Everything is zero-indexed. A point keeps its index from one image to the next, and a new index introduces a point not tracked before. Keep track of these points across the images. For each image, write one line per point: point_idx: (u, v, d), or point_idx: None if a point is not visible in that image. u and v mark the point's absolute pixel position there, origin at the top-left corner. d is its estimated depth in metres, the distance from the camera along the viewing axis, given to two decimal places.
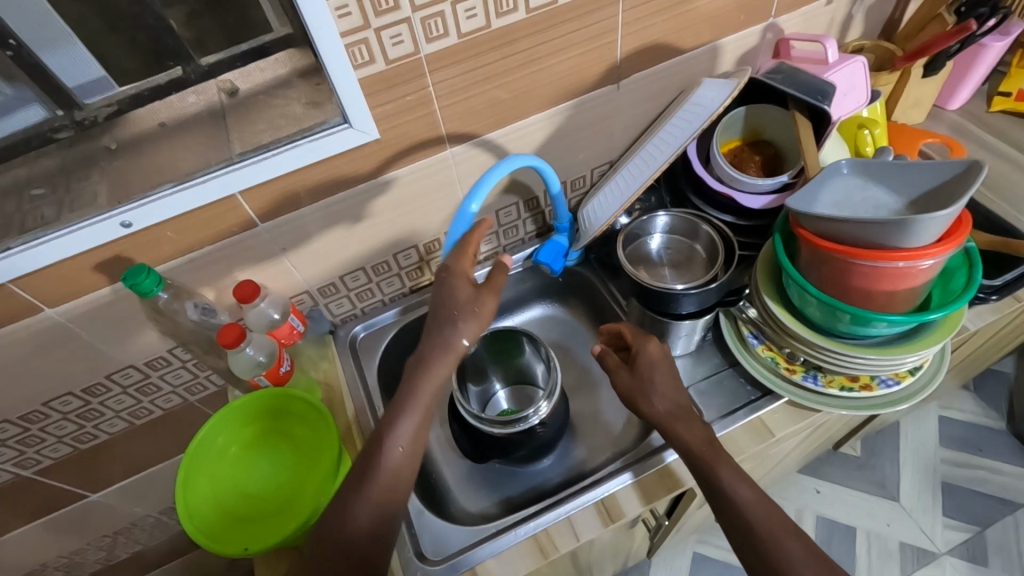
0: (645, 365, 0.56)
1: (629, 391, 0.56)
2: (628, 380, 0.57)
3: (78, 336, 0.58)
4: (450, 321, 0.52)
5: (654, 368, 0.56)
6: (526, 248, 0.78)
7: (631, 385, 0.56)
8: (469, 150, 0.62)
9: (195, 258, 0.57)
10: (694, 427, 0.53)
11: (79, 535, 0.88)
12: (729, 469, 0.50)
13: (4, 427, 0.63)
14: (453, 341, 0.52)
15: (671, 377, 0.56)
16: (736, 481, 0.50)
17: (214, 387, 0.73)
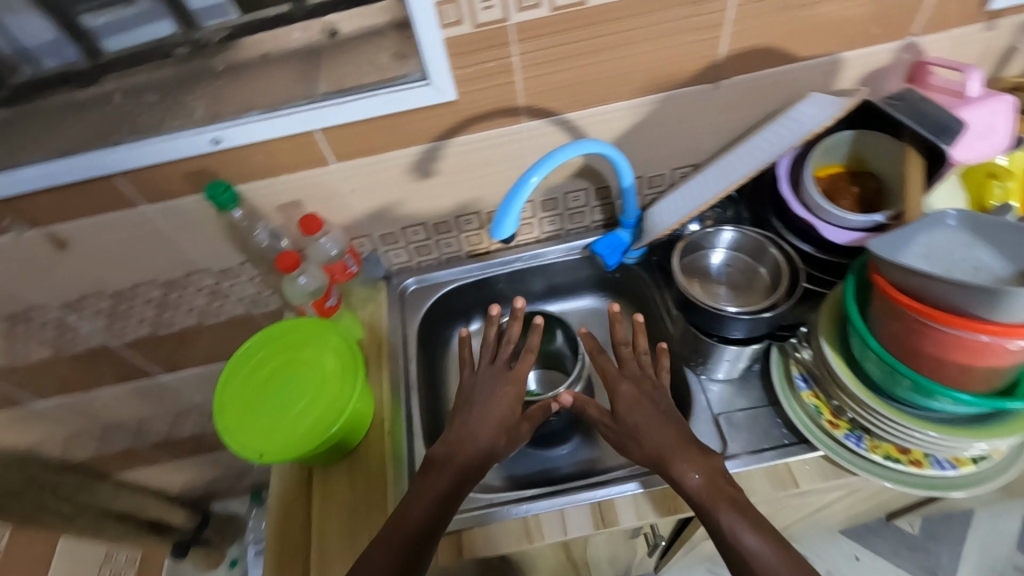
0: (625, 409, 0.57)
1: (619, 440, 0.56)
2: (613, 428, 0.57)
3: (165, 234, 0.64)
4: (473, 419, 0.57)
5: (635, 411, 0.56)
6: (589, 237, 0.76)
7: (619, 433, 0.56)
8: (544, 126, 0.61)
9: (273, 184, 0.61)
10: (691, 465, 0.51)
11: (149, 406, 0.99)
12: (731, 513, 0.48)
13: (99, 299, 0.72)
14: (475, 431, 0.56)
15: (652, 417, 0.55)
16: (741, 527, 0.47)
17: (274, 306, 0.79)
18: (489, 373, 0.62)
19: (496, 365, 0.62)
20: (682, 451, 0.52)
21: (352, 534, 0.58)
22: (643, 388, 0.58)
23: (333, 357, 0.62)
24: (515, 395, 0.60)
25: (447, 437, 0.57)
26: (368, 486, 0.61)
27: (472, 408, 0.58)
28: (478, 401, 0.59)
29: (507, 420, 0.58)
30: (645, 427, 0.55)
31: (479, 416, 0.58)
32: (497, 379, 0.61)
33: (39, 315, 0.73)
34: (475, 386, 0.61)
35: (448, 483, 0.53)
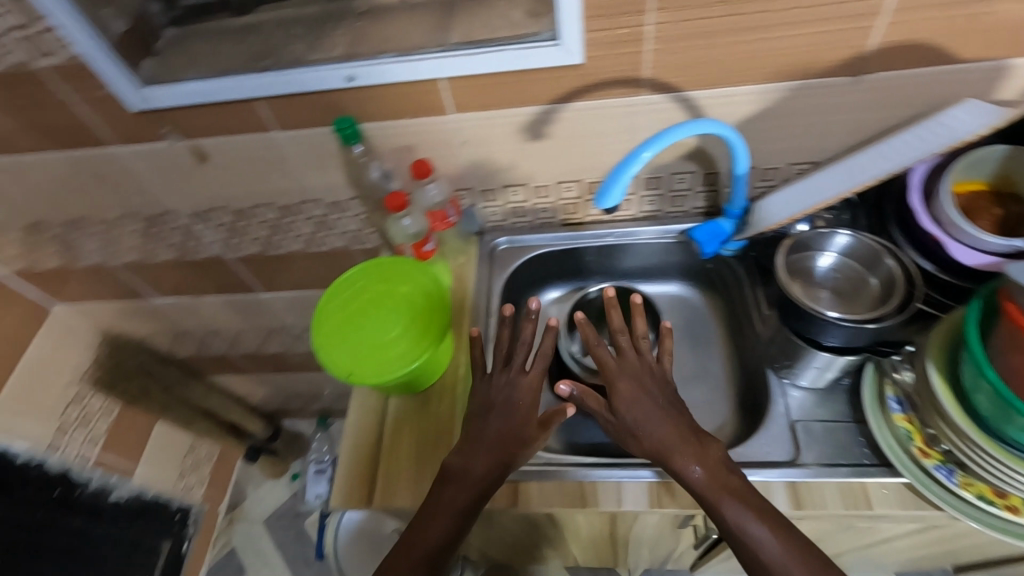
0: (624, 405, 0.56)
1: (620, 435, 0.56)
2: (614, 422, 0.57)
3: (289, 161, 0.69)
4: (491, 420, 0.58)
5: (634, 408, 0.56)
6: (686, 223, 0.75)
7: (619, 429, 0.56)
8: (664, 102, 0.60)
9: (392, 127, 0.64)
10: (689, 460, 0.52)
11: (246, 320, 1.08)
12: (733, 505, 0.50)
13: (223, 213, 0.79)
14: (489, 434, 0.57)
15: (652, 411, 0.56)
16: (744, 519, 0.49)
17: (371, 244, 0.83)
18: (501, 375, 0.60)
19: (510, 369, 0.60)
20: (682, 447, 0.53)
21: (419, 465, 0.62)
22: (642, 381, 0.58)
23: (406, 296, 0.65)
24: (530, 401, 0.58)
25: (462, 447, 0.57)
26: (435, 424, 0.64)
27: (489, 417, 0.58)
28: (492, 409, 0.58)
29: (521, 424, 0.57)
30: (646, 422, 0.55)
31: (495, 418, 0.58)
32: (513, 381, 0.60)
33: (171, 221, 0.82)
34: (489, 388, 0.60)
35: (466, 498, 0.54)
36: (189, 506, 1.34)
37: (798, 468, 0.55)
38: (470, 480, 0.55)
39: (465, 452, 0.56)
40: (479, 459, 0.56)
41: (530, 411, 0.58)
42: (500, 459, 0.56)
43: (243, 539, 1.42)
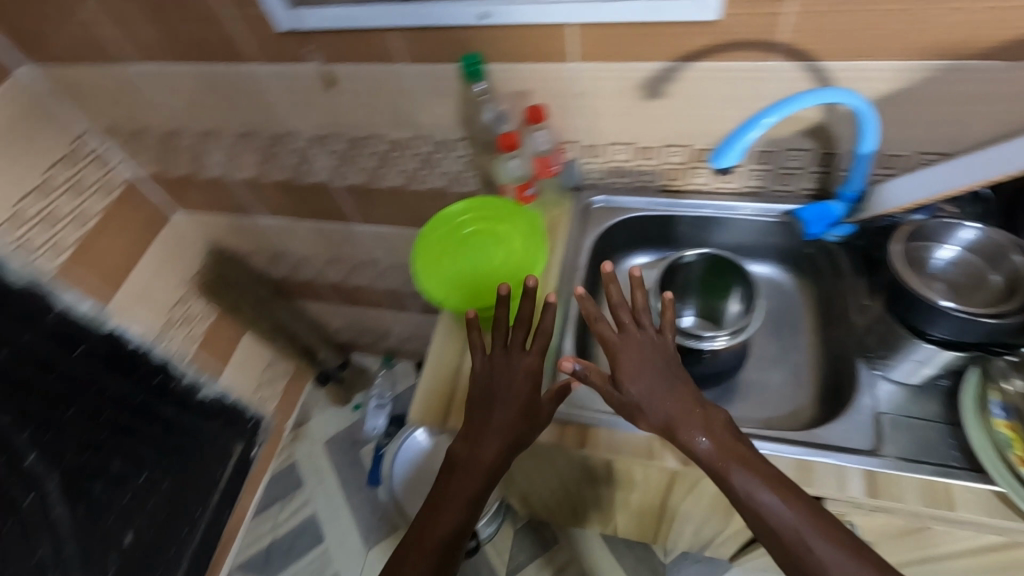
0: (628, 378, 0.56)
1: (624, 409, 0.56)
2: (617, 398, 0.56)
3: (410, 94, 0.73)
4: (493, 407, 0.59)
5: (637, 380, 0.56)
6: (791, 203, 0.73)
7: (623, 403, 0.56)
8: (795, 70, 0.58)
9: (514, 70, 0.66)
10: (696, 432, 0.54)
11: (338, 250, 1.15)
12: (743, 474, 0.52)
13: (338, 140, 0.84)
14: (493, 421, 0.58)
15: (658, 385, 0.56)
16: (755, 486, 0.51)
17: (469, 188, 0.86)
18: (501, 354, 0.61)
19: (509, 351, 0.61)
20: (688, 418, 0.54)
21: None
22: (645, 353, 0.58)
23: (488, 238, 0.67)
24: (532, 384, 0.59)
25: (470, 435, 0.58)
26: None
27: (494, 405, 0.59)
28: (495, 392, 0.59)
29: (523, 408, 0.59)
30: (650, 396, 0.56)
31: (499, 404, 0.59)
32: (517, 363, 0.60)
33: (290, 141, 0.87)
34: (493, 368, 0.61)
35: (475, 485, 0.56)
36: (260, 417, 1.46)
37: (878, 458, 0.54)
38: (480, 466, 0.57)
39: (474, 439, 0.58)
40: (486, 445, 0.57)
41: (532, 392, 0.59)
42: (506, 443, 0.57)
43: (303, 456, 1.52)
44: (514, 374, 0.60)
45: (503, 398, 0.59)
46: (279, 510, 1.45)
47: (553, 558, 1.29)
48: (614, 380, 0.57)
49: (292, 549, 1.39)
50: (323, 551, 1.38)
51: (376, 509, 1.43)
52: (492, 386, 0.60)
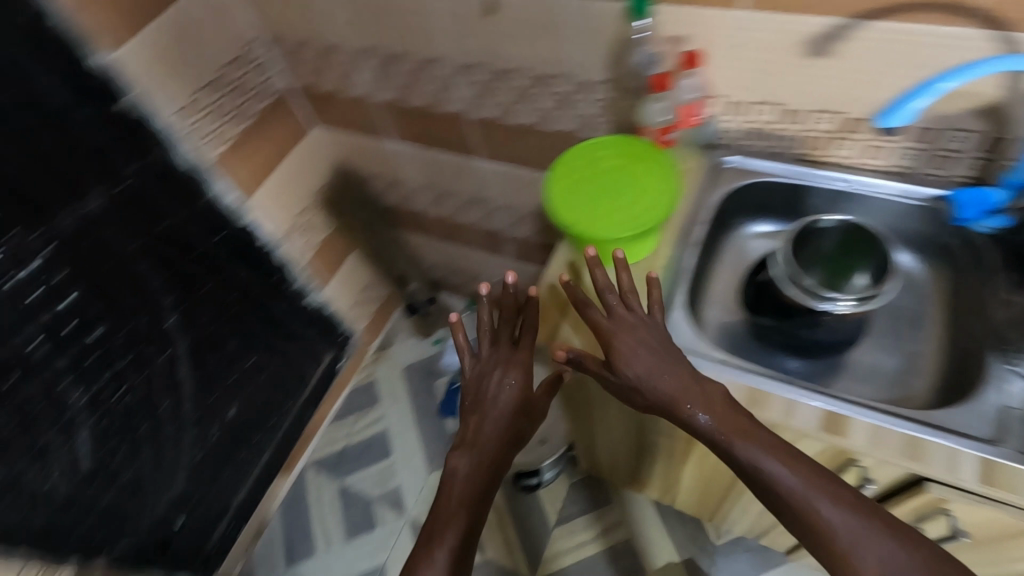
0: (620, 360, 0.61)
1: (623, 390, 0.63)
2: (612, 380, 0.63)
3: (565, 30, 0.75)
4: (487, 410, 0.71)
5: (634, 359, 0.60)
6: (941, 189, 0.69)
7: (619, 386, 0.63)
8: (983, 39, 0.57)
9: (678, 13, 0.67)
10: (701, 406, 0.58)
11: (452, 184, 1.20)
12: (747, 445, 0.55)
13: (483, 70, 0.88)
14: (491, 420, 0.71)
15: (654, 365, 0.60)
16: (760, 455, 0.55)
17: (599, 134, 0.88)
18: (490, 360, 0.75)
19: (499, 353, 0.75)
20: (689, 394, 0.58)
21: None
22: (638, 335, 0.62)
23: (626, 175, 0.69)
24: (521, 382, 0.73)
25: (471, 437, 0.69)
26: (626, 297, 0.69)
27: (489, 407, 0.72)
28: (490, 392, 0.72)
29: (514, 404, 0.72)
30: (650, 375, 0.60)
31: (494, 407, 0.71)
32: (512, 365, 0.73)
33: (437, 67, 0.92)
34: (487, 367, 0.74)
35: (484, 471, 0.67)
36: (350, 333, 1.57)
37: (999, 448, 0.53)
38: (484, 457, 0.68)
39: (473, 441, 0.69)
40: (488, 440, 0.69)
41: (521, 389, 0.73)
42: (506, 435, 0.71)
43: (381, 376, 1.63)
44: (503, 375, 0.73)
45: (493, 403, 0.71)
46: (355, 421, 1.57)
47: (603, 516, 1.32)
48: (608, 363, 0.63)
49: (361, 457, 1.51)
50: (388, 464, 1.49)
51: (441, 438, 1.51)
52: (490, 385, 0.73)
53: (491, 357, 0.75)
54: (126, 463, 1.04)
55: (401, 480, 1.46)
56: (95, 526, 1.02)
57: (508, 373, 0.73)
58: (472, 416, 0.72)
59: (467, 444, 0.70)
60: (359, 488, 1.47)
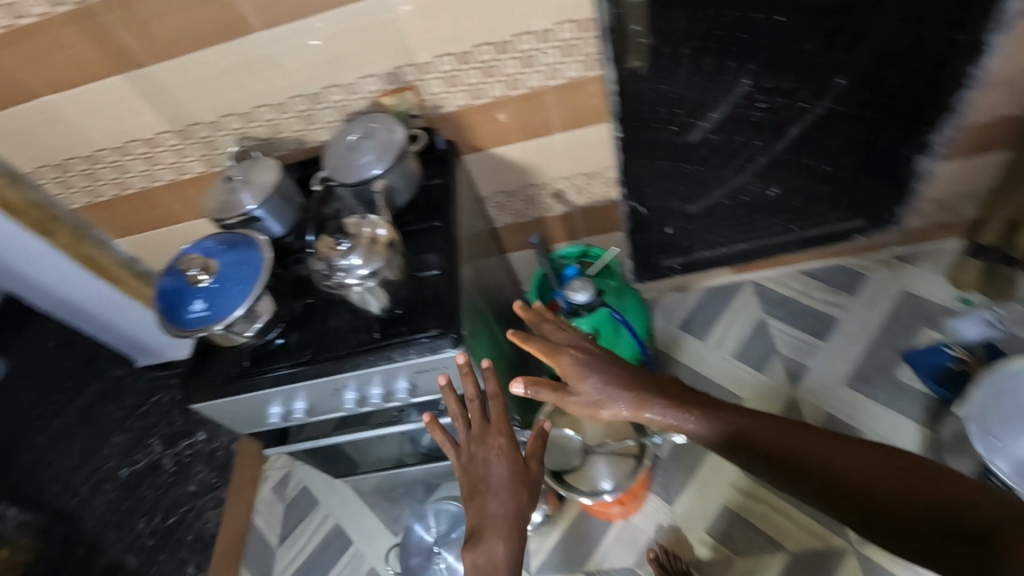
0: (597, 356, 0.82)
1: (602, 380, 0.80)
2: (599, 375, 0.80)
3: None
4: (484, 474, 0.78)
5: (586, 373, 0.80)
6: None
7: (602, 376, 0.80)
8: None
9: None
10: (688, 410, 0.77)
11: None
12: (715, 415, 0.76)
13: None
14: (493, 475, 0.78)
15: (601, 364, 0.81)
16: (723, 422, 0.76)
17: None
18: (477, 440, 0.81)
19: (472, 422, 0.82)
20: (645, 389, 0.79)
21: None
22: (583, 346, 0.83)
23: None
24: (506, 443, 0.79)
25: (478, 508, 0.76)
26: None
27: (479, 494, 0.77)
28: (483, 473, 0.78)
29: (513, 466, 0.78)
30: (605, 387, 0.80)
31: (484, 482, 0.78)
32: (487, 446, 0.80)
33: None
34: (471, 449, 0.81)
35: (508, 536, 0.73)
36: (896, 221, 1.38)
37: None
38: (501, 523, 0.74)
39: (482, 508, 0.76)
40: (499, 500, 0.76)
41: (509, 449, 0.79)
42: (517, 495, 0.77)
43: (878, 280, 1.44)
44: (491, 453, 0.79)
45: (488, 483, 0.77)
46: (820, 290, 1.47)
47: None
48: (579, 351, 0.82)
49: (799, 318, 1.44)
50: (814, 345, 1.39)
51: (885, 373, 1.32)
52: (475, 466, 0.79)
53: (471, 449, 0.81)
54: (701, 160, 1.18)
55: (811, 365, 1.37)
56: (651, 181, 1.21)
57: (492, 451, 0.79)
58: (473, 503, 0.77)
59: (484, 523, 0.74)
60: (777, 335, 1.43)
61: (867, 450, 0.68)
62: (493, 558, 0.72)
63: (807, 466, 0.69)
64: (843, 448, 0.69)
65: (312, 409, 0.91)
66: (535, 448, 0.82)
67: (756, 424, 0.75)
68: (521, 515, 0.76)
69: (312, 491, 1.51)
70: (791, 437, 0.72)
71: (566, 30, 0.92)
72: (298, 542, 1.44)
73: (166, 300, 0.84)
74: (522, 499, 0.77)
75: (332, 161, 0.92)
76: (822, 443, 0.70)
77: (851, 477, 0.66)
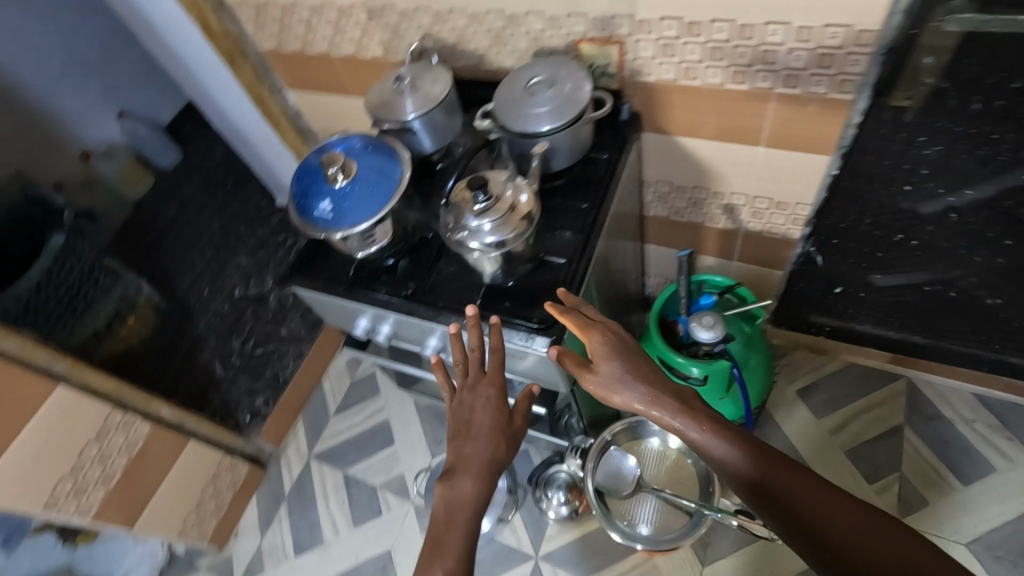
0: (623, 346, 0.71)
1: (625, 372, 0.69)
2: (621, 363, 0.70)
3: None
4: (467, 418, 0.72)
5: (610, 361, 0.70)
6: None
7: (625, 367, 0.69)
8: None
9: None
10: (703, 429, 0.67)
11: None
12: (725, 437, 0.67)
13: None
14: (475, 420, 0.72)
15: (624, 353, 0.70)
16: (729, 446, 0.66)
17: None
18: (468, 387, 0.74)
19: (467, 364, 0.76)
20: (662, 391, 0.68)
21: None
22: (612, 329, 0.72)
23: None
24: (497, 392, 0.73)
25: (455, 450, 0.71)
26: None
27: (458, 436, 0.71)
28: (467, 418, 0.72)
29: (498, 417, 0.72)
30: (621, 378, 0.69)
31: (467, 426, 0.72)
32: (475, 394, 0.73)
33: None
34: (461, 393, 0.74)
35: (478, 482, 0.68)
36: None
37: None
38: (475, 468, 0.69)
39: (459, 450, 0.70)
40: (478, 446, 0.70)
41: (498, 400, 0.73)
42: (496, 445, 0.71)
43: None
44: (480, 399, 0.73)
45: (470, 426, 0.71)
46: (990, 429, 1.20)
47: None
48: (609, 334, 0.71)
49: (944, 447, 1.20)
50: (947, 482, 1.16)
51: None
52: (460, 409, 0.73)
53: (458, 392, 0.75)
54: (920, 234, 0.95)
55: (931, 502, 1.15)
56: (844, 233, 1.00)
57: (480, 399, 0.73)
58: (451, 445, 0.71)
59: (459, 463, 0.69)
60: (908, 452, 1.20)
61: (869, 518, 0.59)
62: (460, 493, 0.67)
63: (801, 519, 0.61)
64: (842, 508, 0.60)
65: (394, 335, 0.91)
66: (522, 405, 0.76)
67: (758, 456, 0.66)
68: (496, 462, 0.70)
69: (377, 381, 1.59)
70: (790, 481, 0.63)
71: (832, 35, 0.72)
72: (350, 419, 1.54)
73: (301, 186, 0.83)
74: (499, 449, 0.71)
75: (503, 98, 0.83)
76: (822, 493, 0.62)
77: (878, 555, 0.56)
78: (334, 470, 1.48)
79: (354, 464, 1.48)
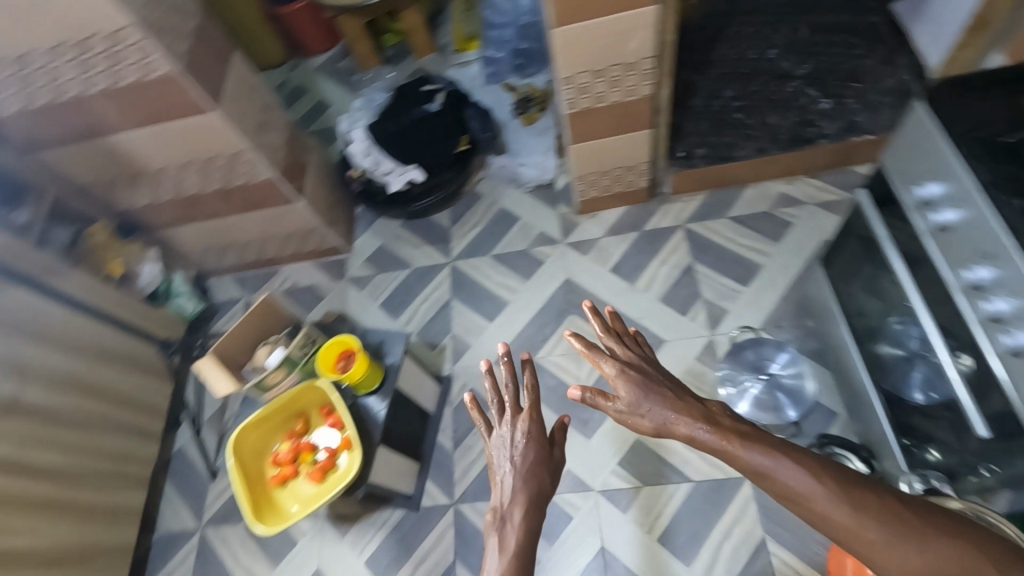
0: (639, 380, 0.81)
1: (644, 398, 0.79)
2: (634, 394, 0.79)
3: None
4: (508, 453, 0.87)
5: (637, 400, 0.79)
6: None
7: (637, 393, 0.79)
8: None
9: None
10: (773, 468, 0.68)
11: None
12: (763, 457, 0.69)
13: None
14: (522, 455, 0.86)
15: (638, 384, 0.80)
16: (779, 471, 0.68)
17: None
18: (509, 423, 0.90)
19: (509, 404, 0.92)
20: (682, 414, 0.76)
21: None
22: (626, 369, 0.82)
23: None
24: (539, 432, 0.89)
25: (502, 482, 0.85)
26: None
27: (502, 471, 0.86)
28: (510, 452, 0.87)
29: (540, 451, 0.87)
30: (642, 402, 0.79)
31: (514, 463, 0.86)
32: (516, 429, 0.89)
33: None
34: (499, 425, 0.91)
35: (528, 516, 0.81)
36: None
37: None
38: (529, 506, 0.82)
39: (506, 485, 0.84)
40: (525, 482, 0.84)
41: (541, 437, 0.88)
42: (540, 480, 0.85)
43: None
44: (529, 438, 0.88)
45: (515, 458, 0.86)
46: None
47: None
48: (623, 370, 0.82)
49: None
50: None
51: None
52: (504, 445, 0.88)
53: (502, 429, 0.90)
54: None
55: None
56: None
57: (520, 433, 0.88)
58: (497, 476, 0.86)
59: (509, 501, 0.82)
60: None
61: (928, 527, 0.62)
62: (512, 525, 0.79)
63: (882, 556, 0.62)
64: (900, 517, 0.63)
65: (943, 231, 0.75)
66: (558, 436, 0.92)
67: (808, 487, 0.66)
68: (542, 495, 0.84)
69: (784, 232, 1.51)
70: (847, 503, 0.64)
71: None
72: (740, 236, 1.53)
73: None
74: (543, 480, 0.85)
75: None
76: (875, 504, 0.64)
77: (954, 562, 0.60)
78: (689, 251, 1.53)
79: (705, 265, 1.51)
